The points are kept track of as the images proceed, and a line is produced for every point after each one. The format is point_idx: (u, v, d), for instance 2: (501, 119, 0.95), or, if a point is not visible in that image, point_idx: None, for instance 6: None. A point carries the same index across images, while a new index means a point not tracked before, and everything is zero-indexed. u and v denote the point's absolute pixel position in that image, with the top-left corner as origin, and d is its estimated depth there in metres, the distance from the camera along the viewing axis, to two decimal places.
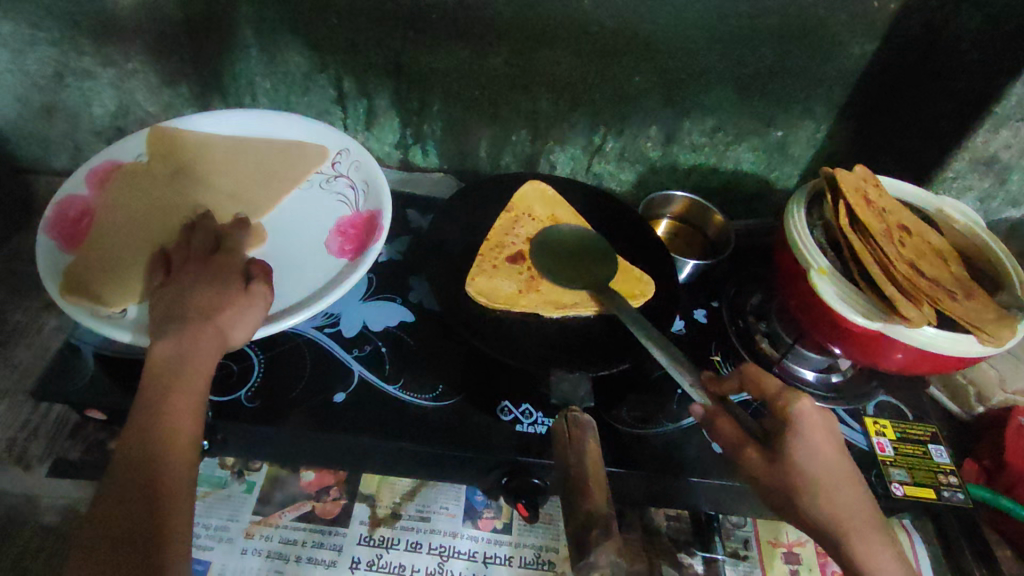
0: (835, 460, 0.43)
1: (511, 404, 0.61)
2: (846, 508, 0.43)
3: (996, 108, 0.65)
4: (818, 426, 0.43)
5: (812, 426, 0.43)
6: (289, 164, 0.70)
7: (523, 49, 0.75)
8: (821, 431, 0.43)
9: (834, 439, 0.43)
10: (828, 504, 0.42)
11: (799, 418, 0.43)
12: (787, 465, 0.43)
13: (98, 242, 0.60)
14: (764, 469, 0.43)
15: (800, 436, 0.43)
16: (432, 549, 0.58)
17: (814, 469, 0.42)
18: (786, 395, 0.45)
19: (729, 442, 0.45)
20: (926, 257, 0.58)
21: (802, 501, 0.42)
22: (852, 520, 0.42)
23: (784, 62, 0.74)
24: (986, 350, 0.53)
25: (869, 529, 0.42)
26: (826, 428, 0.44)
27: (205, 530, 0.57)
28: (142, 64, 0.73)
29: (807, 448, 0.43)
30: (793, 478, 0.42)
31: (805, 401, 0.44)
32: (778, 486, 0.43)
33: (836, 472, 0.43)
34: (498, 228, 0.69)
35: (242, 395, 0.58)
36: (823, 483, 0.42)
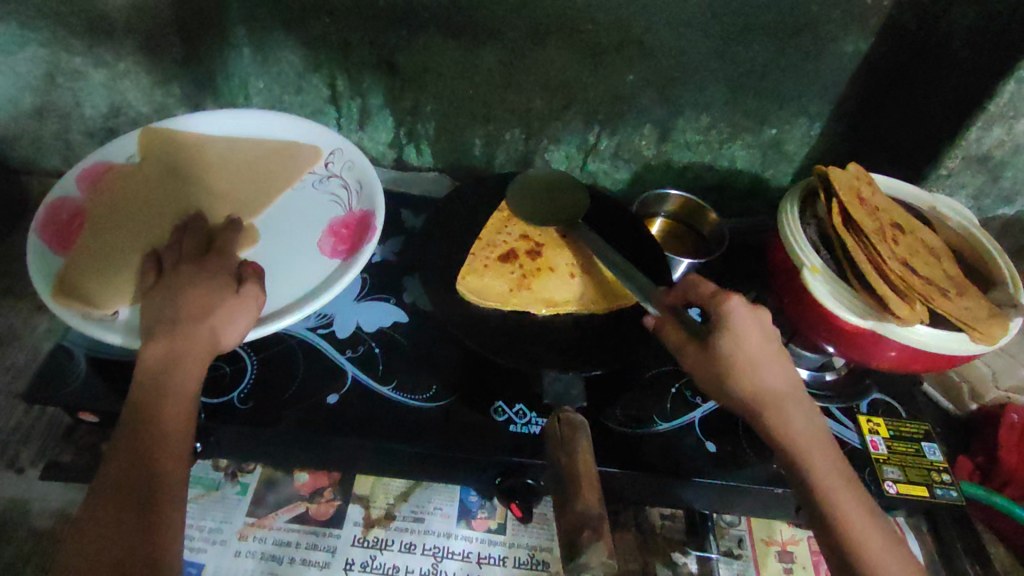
0: (761, 345, 0.48)
1: (504, 404, 0.60)
2: (772, 390, 0.48)
3: (990, 106, 0.65)
4: (742, 318, 0.49)
5: (744, 323, 0.49)
6: (281, 164, 0.70)
7: (517, 48, 0.75)
8: (745, 321, 0.49)
9: (759, 328, 0.49)
10: (753, 384, 0.47)
11: (727, 313, 0.49)
12: (714, 353, 0.48)
13: (89, 243, 0.60)
14: (696, 360, 0.48)
15: (728, 324, 0.49)
16: (426, 550, 0.58)
17: (739, 354, 0.48)
18: (716, 296, 0.50)
19: (673, 343, 0.50)
20: (919, 254, 0.58)
21: (729, 383, 0.47)
22: (774, 400, 0.47)
23: (778, 60, 0.74)
24: (979, 348, 0.53)
25: (791, 408, 0.47)
26: (751, 320, 0.49)
27: (198, 533, 0.57)
28: (134, 65, 0.73)
29: (733, 334, 0.48)
30: (721, 364, 0.47)
31: (733, 301, 0.50)
32: (709, 375, 0.48)
33: (764, 358, 0.48)
34: (492, 222, 0.70)
35: (235, 397, 0.58)
36: (748, 366, 0.48)
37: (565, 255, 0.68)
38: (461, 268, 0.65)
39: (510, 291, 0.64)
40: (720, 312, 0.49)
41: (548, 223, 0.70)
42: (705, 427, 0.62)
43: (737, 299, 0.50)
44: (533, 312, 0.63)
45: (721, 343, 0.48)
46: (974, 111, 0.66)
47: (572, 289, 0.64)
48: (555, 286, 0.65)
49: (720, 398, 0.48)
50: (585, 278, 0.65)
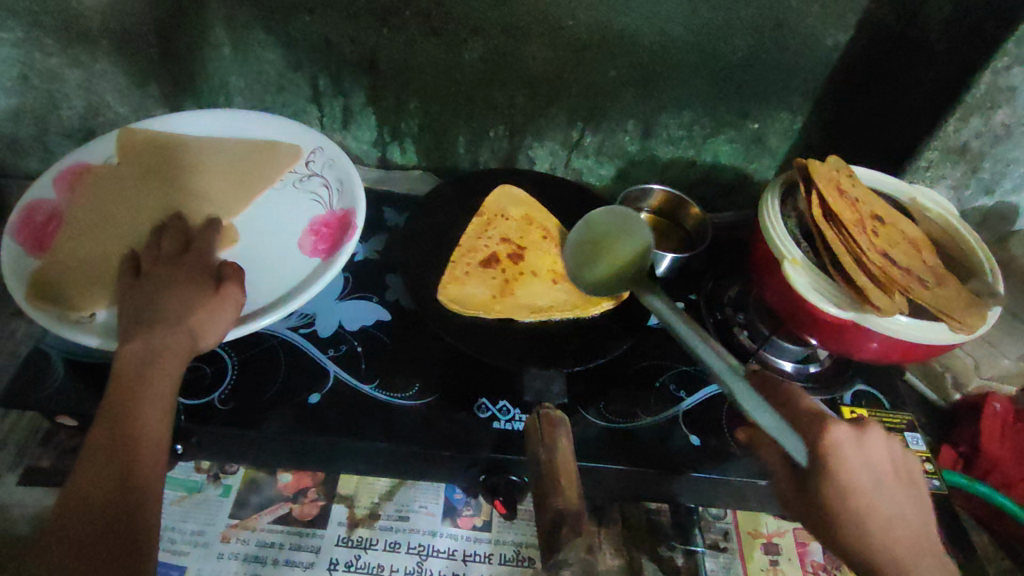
0: (866, 491, 0.45)
1: (488, 401, 0.60)
2: (886, 544, 0.44)
3: (968, 97, 0.66)
4: (848, 458, 0.45)
5: (840, 458, 0.45)
6: (261, 163, 0.70)
7: (498, 44, 0.75)
8: (850, 462, 0.45)
9: (864, 469, 0.45)
10: (859, 536, 0.44)
11: (827, 452, 0.45)
12: (815, 496, 0.46)
13: (65, 245, 0.59)
14: (794, 496, 0.47)
15: (828, 471, 0.45)
16: (411, 549, 0.58)
17: (842, 501, 0.45)
18: (816, 424, 0.47)
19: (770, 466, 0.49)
20: (899, 245, 0.58)
21: (833, 532, 0.45)
22: (886, 556, 0.44)
23: (760, 54, 0.74)
24: (958, 337, 0.54)
25: (910, 567, 0.44)
26: (857, 463, 0.45)
27: (181, 535, 0.57)
28: (110, 65, 0.72)
29: (835, 482, 0.45)
30: (820, 509, 0.45)
31: (837, 433, 0.46)
32: (810, 516, 0.46)
33: (872, 509, 0.45)
34: (474, 225, 0.69)
35: (215, 398, 0.57)
36: (854, 515, 0.45)
37: (545, 259, 0.67)
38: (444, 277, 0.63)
39: (494, 298, 0.62)
40: (815, 445, 0.46)
41: (528, 227, 0.70)
42: (688, 421, 0.62)
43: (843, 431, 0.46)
44: (518, 321, 0.61)
45: (818, 490, 0.45)
46: (952, 102, 0.67)
47: (557, 296, 0.64)
48: (539, 293, 0.64)
49: (825, 539, 0.46)
50: (569, 282, 0.65)
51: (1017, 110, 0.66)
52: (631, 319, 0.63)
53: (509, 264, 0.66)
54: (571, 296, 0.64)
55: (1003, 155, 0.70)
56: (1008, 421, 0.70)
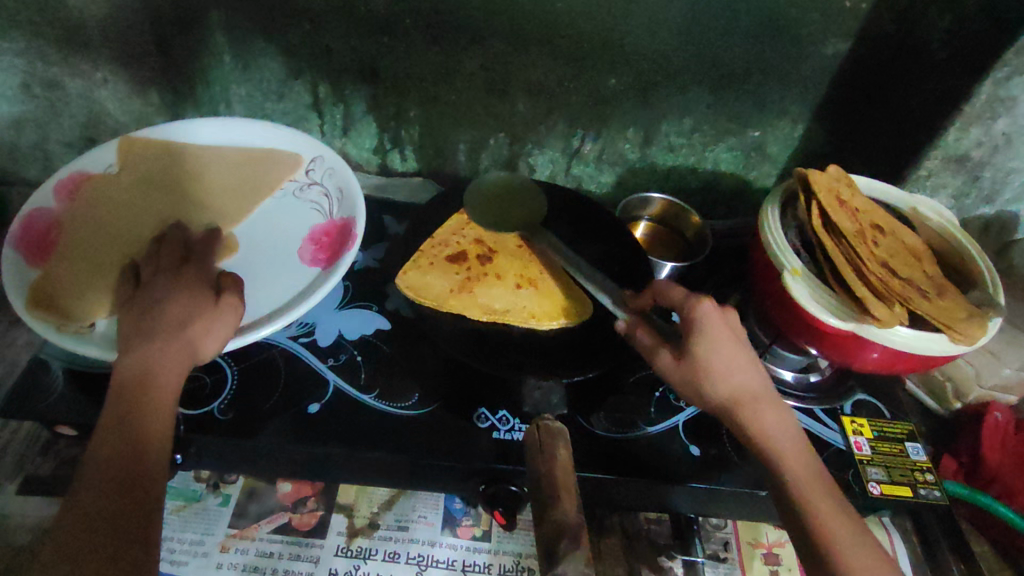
0: (733, 348, 0.48)
1: (487, 411, 0.60)
2: (745, 392, 0.48)
3: (967, 108, 0.66)
4: (716, 321, 0.49)
5: (707, 322, 0.49)
6: (261, 172, 0.70)
7: (498, 52, 0.75)
8: (718, 325, 0.49)
9: (730, 333, 0.49)
10: (726, 386, 0.48)
11: (700, 317, 0.49)
12: (689, 360, 0.48)
13: (65, 254, 0.59)
14: (673, 367, 0.49)
15: (703, 333, 0.48)
16: (410, 559, 0.58)
17: (711, 358, 0.48)
18: (687, 301, 0.51)
19: (647, 350, 0.51)
20: (899, 255, 0.58)
21: (703, 389, 0.48)
22: (746, 399, 0.48)
23: (760, 62, 0.74)
24: (959, 348, 0.53)
25: (766, 407, 0.48)
26: (724, 327, 0.49)
27: (180, 545, 0.57)
28: (111, 73, 0.72)
29: (706, 342, 0.48)
30: (694, 370, 0.48)
31: (704, 303, 0.50)
32: (684, 379, 0.48)
33: (738, 360, 0.48)
34: (451, 223, 0.70)
35: (215, 408, 0.57)
36: (719, 370, 0.48)
37: (515, 263, 0.67)
38: (408, 265, 0.65)
39: (453, 294, 0.63)
40: (690, 316, 0.49)
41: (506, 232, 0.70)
42: (687, 431, 0.62)
43: (709, 302, 0.50)
44: (469, 317, 0.61)
45: (693, 352, 0.48)
46: (952, 113, 0.67)
47: (513, 299, 0.63)
48: (498, 295, 0.63)
49: (696, 400, 0.49)
50: (531, 289, 0.64)
51: (1017, 118, 0.66)
52: None
53: (477, 261, 0.66)
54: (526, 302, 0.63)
55: (1002, 164, 0.70)
56: (1009, 431, 0.70)
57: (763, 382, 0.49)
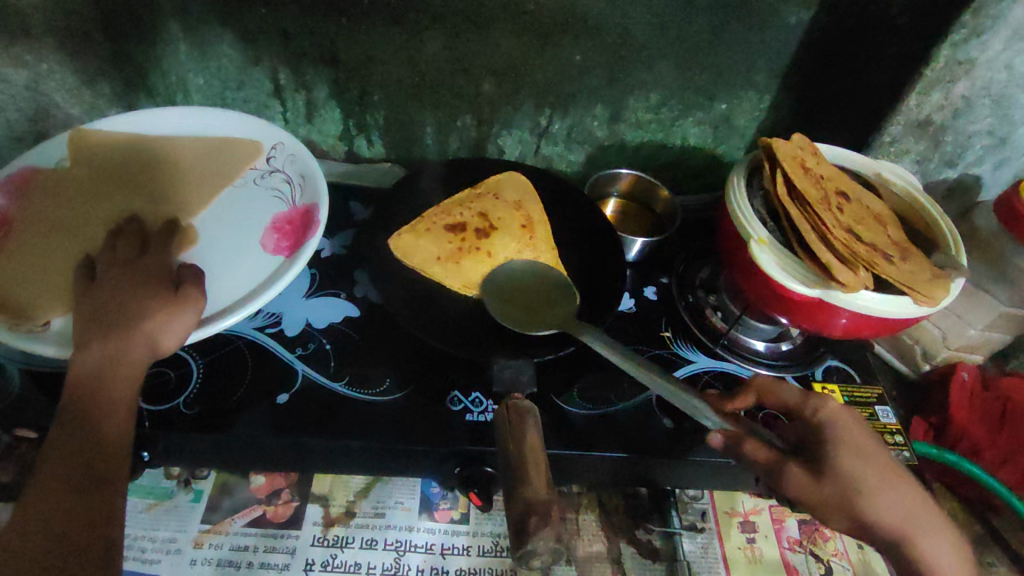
0: (880, 460, 0.48)
1: (460, 393, 0.60)
2: (899, 510, 0.47)
3: (928, 71, 0.66)
4: (851, 430, 0.50)
5: (838, 426, 0.50)
6: (220, 161, 0.68)
7: (460, 31, 0.74)
8: (851, 430, 0.49)
9: (867, 438, 0.50)
10: (880, 507, 0.46)
11: (833, 423, 0.50)
12: (834, 476, 0.47)
13: (14, 252, 0.57)
14: (810, 486, 0.46)
15: (840, 437, 0.49)
16: (387, 545, 0.58)
17: (856, 471, 0.47)
18: (815, 401, 0.51)
19: (764, 464, 0.48)
20: (864, 221, 0.58)
21: (860, 504, 0.46)
22: (905, 521, 0.46)
23: (723, 33, 0.74)
24: (922, 310, 0.54)
25: (921, 525, 0.46)
26: (857, 430, 0.50)
27: (151, 544, 0.56)
28: (58, 65, 0.69)
29: (849, 451, 0.48)
30: (843, 483, 0.46)
31: (827, 405, 0.51)
32: (833, 497, 0.46)
33: (884, 478, 0.47)
34: (461, 195, 0.71)
35: (180, 402, 0.56)
36: (876, 483, 0.47)
37: (511, 245, 0.66)
38: (406, 228, 0.66)
39: (438, 262, 0.63)
40: (818, 419, 0.50)
41: (514, 210, 0.69)
42: (663, 403, 0.62)
43: (832, 404, 0.51)
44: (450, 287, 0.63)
45: (840, 461, 0.47)
46: (914, 75, 0.67)
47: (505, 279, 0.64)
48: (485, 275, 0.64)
49: (849, 521, 0.47)
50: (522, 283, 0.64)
51: (976, 81, 0.66)
52: (598, 308, 0.63)
53: (473, 234, 0.66)
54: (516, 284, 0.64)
55: (964, 128, 0.71)
56: (976, 391, 0.72)
57: (917, 497, 0.48)
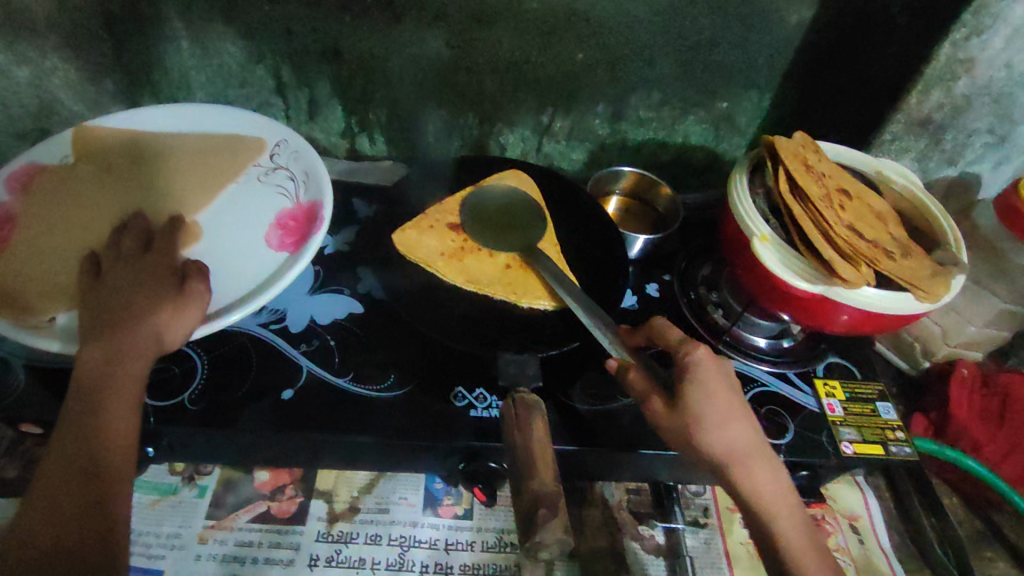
0: (726, 403, 0.46)
1: (464, 389, 0.60)
2: (738, 446, 0.45)
3: (928, 71, 0.66)
4: (710, 369, 0.47)
5: (698, 367, 0.47)
6: (223, 158, 0.68)
7: (463, 30, 0.74)
8: (711, 372, 0.46)
9: (725, 381, 0.47)
10: (718, 441, 0.45)
11: (693, 364, 0.47)
12: (682, 409, 0.46)
13: (19, 247, 0.57)
14: (664, 415, 0.46)
15: (692, 377, 0.46)
16: (392, 541, 0.58)
17: (703, 411, 0.45)
18: (686, 343, 0.48)
19: (637, 393, 0.49)
20: (865, 218, 0.59)
21: (694, 440, 0.45)
22: (742, 455, 0.45)
23: (724, 32, 0.74)
24: (922, 306, 0.54)
25: (757, 464, 0.45)
26: (716, 371, 0.47)
27: (156, 539, 0.56)
28: (61, 61, 0.69)
29: (698, 389, 0.46)
30: (687, 419, 0.45)
31: (699, 347, 0.48)
32: (676, 431, 0.46)
33: (729, 413, 0.45)
34: (466, 192, 0.70)
35: (185, 398, 0.56)
36: (712, 419, 0.45)
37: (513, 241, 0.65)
38: (408, 224, 0.65)
39: (441, 257, 0.63)
40: (684, 360, 0.47)
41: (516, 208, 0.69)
42: None
43: (704, 347, 0.48)
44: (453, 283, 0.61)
45: (687, 399, 0.46)
46: (914, 76, 0.67)
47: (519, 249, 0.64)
48: (488, 269, 0.63)
49: (688, 453, 0.46)
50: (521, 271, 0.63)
51: (976, 80, 0.67)
52: (601, 303, 0.63)
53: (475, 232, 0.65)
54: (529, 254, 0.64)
55: (963, 127, 0.72)
56: (976, 388, 0.73)
57: (759, 439, 0.46)
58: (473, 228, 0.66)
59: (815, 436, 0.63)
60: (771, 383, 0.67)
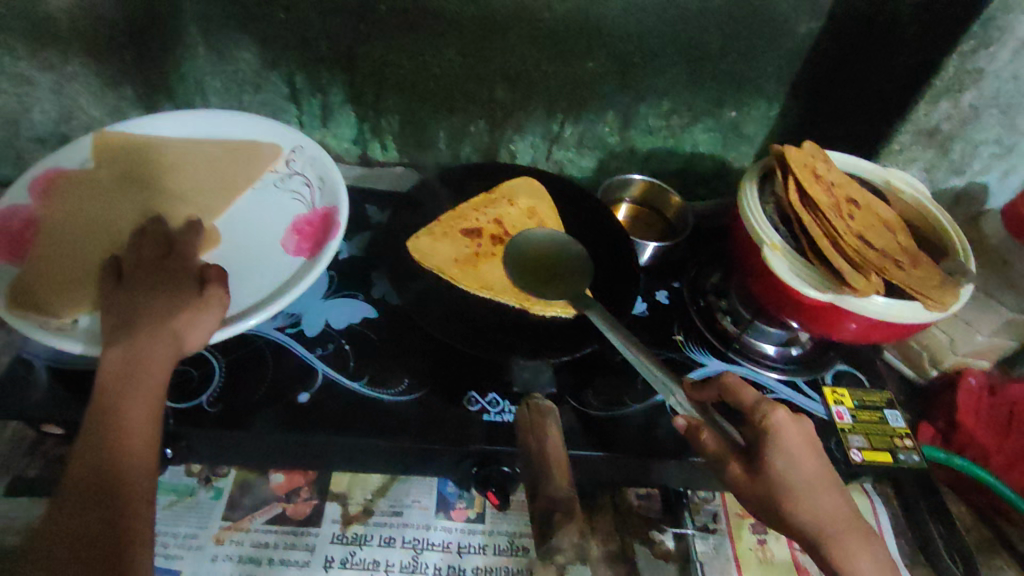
0: (813, 471, 0.45)
1: (477, 394, 0.61)
2: (829, 517, 0.45)
3: (937, 81, 0.68)
4: (794, 437, 0.46)
5: (781, 435, 0.46)
6: (240, 164, 0.69)
7: (476, 39, 0.75)
8: (796, 441, 0.46)
9: (810, 447, 0.46)
10: (806, 511, 0.44)
11: (775, 430, 0.46)
12: (767, 478, 0.45)
13: (41, 251, 0.58)
14: (746, 482, 0.46)
15: (775, 445, 0.46)
16: (405, 543, 0.58)
17: (789, 479, 0.45)
18: (764, 406, 0.48)
19: (711, 455, 0.48)
20: (875, 228, 0.59)
21: (784, 509, 0.45)
22: (832, 527, 0.44)
23: (733, 43, 0.75)
24: (932, 315, 0.55)
25: (849, 534, 0.44)
26: (801, 439, 0.46)
27: (173, 539, 0.56)
28: (81, 66, 0.71)
29: (784, 458, 0.45)
30: (772, 488, 0.45)
31: (779, 412, 0.47)
32: (762, 499, 0.45)
33: (815, 481, 0.45)
34: (478, 200, 0.72)
35: (203, 400, 0.57)
36: (800, 490, 0.45)
37: (525, 250, 0.67)
38: (422, 232, 0.67)
39: (455, 264, 0.64)
40: (764, 425, 0.47)
41: (528, 217, 0.71)
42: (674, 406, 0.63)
43: (783, 410, 0.47)
44: (465, 288, 0.63)
45: (771, 468, 0.45)
46: (923, 86, 0.69)
47: (531, 258, 0.67)
48: (500, 276, 0.64)
49: (775, 520, 0.46)
50: (534, 277, 0.65)
51: (983, 91, 0.68)
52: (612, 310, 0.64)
53: (488, 241, 0.68)
54: (542, 263, 0.66)
55: (971, 137, 0.72)
56: (984, 396, 0.73)
57: (850, 507, 0.46)
58: (487, 237, 0.68)
59: (823, 443, 0.63)
60: (779, 390, 0.68)
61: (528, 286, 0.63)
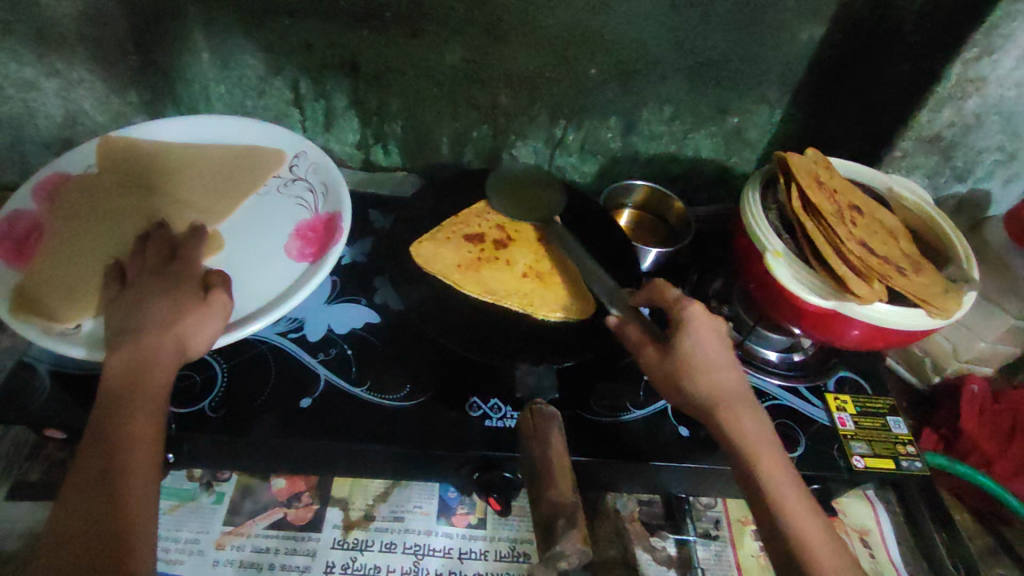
0: (716, 351, 0.50)
1: (479, 399, 0.61)
2: (726, 392, 0.49)
3: (939, 88, 0.67)
4: (702, 323, 0.51)
5: (691, 321, 0.51)
6: (244, 169, 0.69)
7: (479, 44, 0.75)
8: (704, 325, 0.51)
9: (716, 335, 0.51)
10: (705, 385, 0.49)
11: (687, 316, 0.51)
12: (673, 354, 0.50)
13: (46, 255, 0.58)
14: (657, 361, 0.50)
15: (686, 329, 0.51)
16: (406, 549, 0.58)
17: (693, 357, 0.49)
18: (681, 299, 0.53)
19: (633, 343, 0.53)
20: (877, 235, 0.59)
21: (684, 382, 0.49)
22: (727, 397, 0.49)
23: (736, 49, 0.76)
24: (934, 322, 0.55)
25: (742, 408, 0.49)
26: (708, 325, 0.51)
27: (175, 544, 0.56)
28: (87, 71, 0.69)
29: (691, 338, 0.50)
30: (677, 362, 0.49)
31: (693, 303, 0.52)
32: (666, 374, 0.50)
33: (716, 358, 0.50)
34: (481, 207, 0.72)
35: (206, 405, 0.57)
36: (701, 365, 0.49)
37: (528, 255, 0.68)
38: (422, 237, 0.67)
39: (458, 269, 0.65)
40: (679, 314, 0.52)
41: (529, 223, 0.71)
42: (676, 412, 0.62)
43: (698, 303, 0.52)
44: (469, 294, 0.63)
45: (678, 346, 0.50)
46: (926, 92, 0.68)
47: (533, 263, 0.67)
48: (504, 281, 0.65)
49: (678, 397, 0.50)
50: (537, 282, 0.65)
51: (986, 98, 0.67)
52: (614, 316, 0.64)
53: (490, 246, 0.68)
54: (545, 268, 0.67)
55: (974, 144, 0.72)
56: (986, 403, 0.73)
57: (745, 388, 0.50)
58: (489, 243, 0.68)
59: (825, 449, 0.63)
60: (781, 396, 0.67)
61: (532, 290, 0.64)
